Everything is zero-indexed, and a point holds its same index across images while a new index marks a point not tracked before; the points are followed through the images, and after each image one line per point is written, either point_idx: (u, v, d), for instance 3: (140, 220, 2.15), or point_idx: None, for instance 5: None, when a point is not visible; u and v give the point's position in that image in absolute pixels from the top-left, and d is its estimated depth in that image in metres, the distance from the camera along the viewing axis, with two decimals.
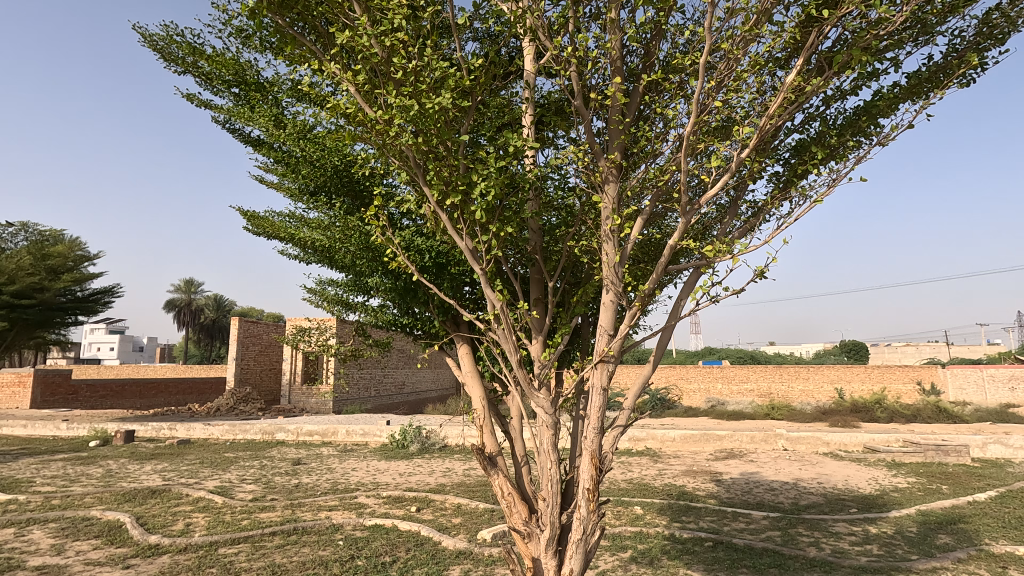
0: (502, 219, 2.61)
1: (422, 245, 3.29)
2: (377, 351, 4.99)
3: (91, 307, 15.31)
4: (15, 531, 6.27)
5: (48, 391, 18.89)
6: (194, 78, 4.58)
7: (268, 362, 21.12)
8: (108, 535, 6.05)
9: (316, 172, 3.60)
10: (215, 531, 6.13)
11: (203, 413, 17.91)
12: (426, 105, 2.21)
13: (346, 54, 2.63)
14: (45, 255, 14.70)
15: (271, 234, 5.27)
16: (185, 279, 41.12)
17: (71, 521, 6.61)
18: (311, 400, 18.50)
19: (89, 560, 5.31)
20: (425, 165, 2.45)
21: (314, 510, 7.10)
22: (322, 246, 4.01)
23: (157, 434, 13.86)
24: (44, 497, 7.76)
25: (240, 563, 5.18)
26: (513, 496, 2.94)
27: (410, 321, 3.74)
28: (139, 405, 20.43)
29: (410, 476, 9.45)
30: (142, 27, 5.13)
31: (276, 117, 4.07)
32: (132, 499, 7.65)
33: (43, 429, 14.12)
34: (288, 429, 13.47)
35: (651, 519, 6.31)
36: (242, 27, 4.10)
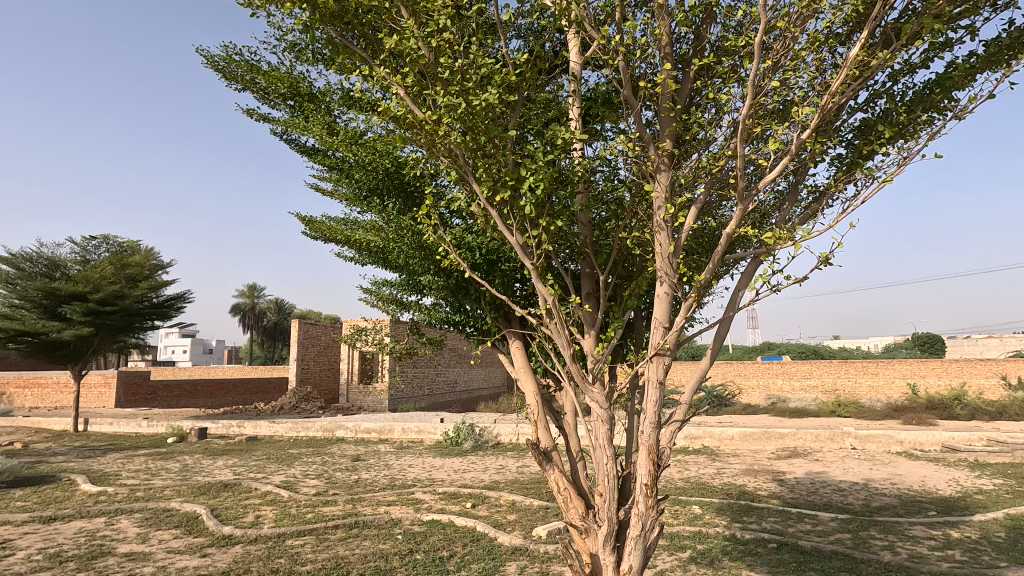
0: (551, 214, 2.60)
1: (472, 243, 3.29)
2: (431, 349, 5.08)
3: (166, 312, 16.38)
4: (106, 520, 6.79)
5: (130, 391, 20.34)
6: (253, 95, 4.78)
7: (327, 362, 21.95)
8: (187, 525, 6.45)
9: (370, 176, 3.72)
10: (283, 524, 6.43)
11: (268, 412, 18.78)
12: (474, 103, 2.21)
13: (394, 58, 2.67)
14: (124, 265, 15.75)
15: (328, 239, 5.41)
16: (247, 283, 43.33)
17: (154, 511, 7.09)
18: (368, 399, 19.06)
19: (170, 548, 5.68)
20: (475, 163, 2.47)
21: (374, 505, 7.33)
22: (378, 251, 4.11)
23: (227, 432, 14.65)
24: (130, 489, 8.36)
25: (306, 555, 5.41)
26: (569, 491, 2.93)
27: (462, 318, 3.80)
28: (210, 404, 21.66)
29: (464, 473, 9.59)
30: (206, 50, 5.44)
31: (329, 126, 4.19)
32: (206, 492, 8.12)
33: (127, 426, 15.19)
34: (346, 426, 13.93)
35: (710, 519, 6.15)
36: (294, 42, 4.25)
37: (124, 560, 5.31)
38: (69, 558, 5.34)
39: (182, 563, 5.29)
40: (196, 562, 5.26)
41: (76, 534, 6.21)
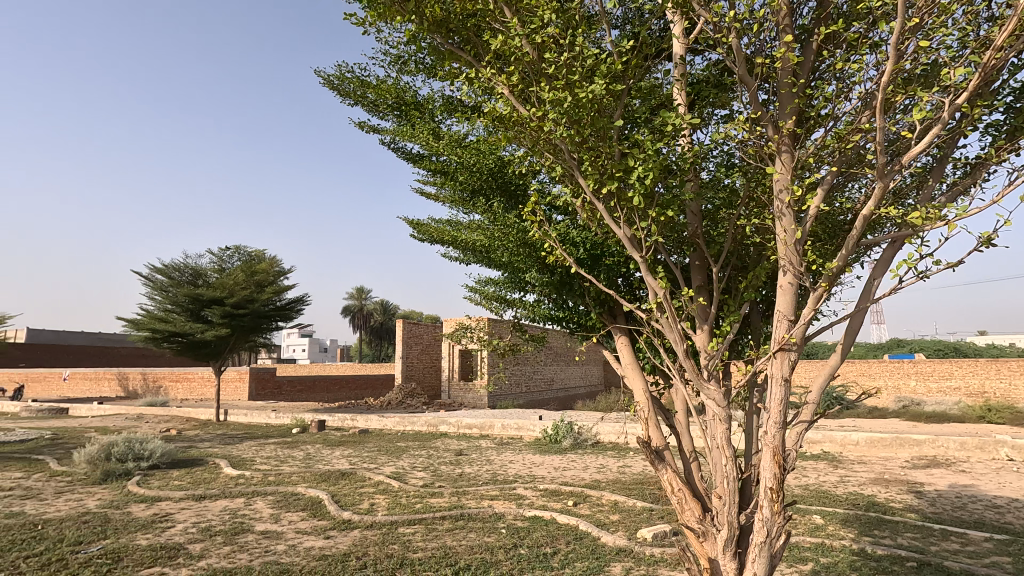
0: (661, 204, 2.51)
1: (577, 238, 3.28)
2: (534, 346, 5.12)
3: (288, 313, 17.95)
4: (245, 500, 7.59)
5: (260, 385, 22.55)
6: (364, 108, 5.10)
7: (429, 360, 22.95)
8: (312, 509, 7.03)
9: (474, 176, 3.83)
10: (395, 512, 6.81)
11: (378, 406, 19.97)
12: (581, 97, 2.19)
13: (498, 58, 2.71)
14: (254, 271, 17.34)
15: (434, 240, 5.65)
16: (356, 287, 46.48)
17: (284, 495, 7.81)
18: (468, 396, 19.62)
19: (298, 529, 6.22)
20: (580, 158, 2.45)
21: (478, 498, 7.54)
22: (483, 250, 4.21)
23: (342, 424, 15.79)
24: (263, 473, 9.28)
25: (417, 542, 5.68)
26: (684, 492, 2.81)
27: (566, 314, 3.78)
28: (327, 398, 23.48)
29: (565, 470, 9.58)
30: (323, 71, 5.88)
31: (433, 131, 4.37)
32: (327, 479, 8.80)
33: (259, 417, 16.86)
34: (449, 421, 14.46)
35: (835, 530, 5.65)
36: (399, 54, 4.48)
37: (261, 537, 5.90)
38: (217, 532, 6.03)
39: (310, 542, 5.78)
40: (320, 543, 5.71)
41: (222, 512, 7.00)
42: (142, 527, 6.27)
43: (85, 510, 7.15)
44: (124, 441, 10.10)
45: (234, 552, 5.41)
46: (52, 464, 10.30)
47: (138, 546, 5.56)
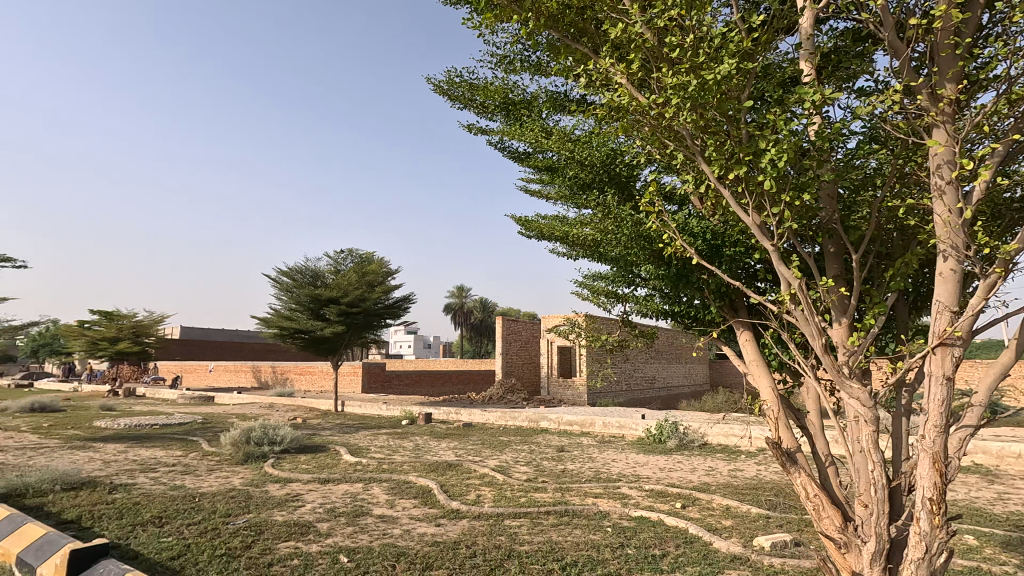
0: (795, 187, 2.34)
1: (695, 228, 3.15)
2: (644, 342, 5.00)
3: (395, 311, 18.98)
4: (363, 485, 8.16)
5: (371, 378, 23.99)
6: (473, 111, 5.27)
7: (528, 356, 23.22)
8: (423, 497, 7.40)
9: (587, 171, 3.82)
10: (500, 504, 6.98)
11: (480, 401, 20.52)
12: (708, 78, 2.09)
13: (614, 47, 2.68)
14: (365, 272, 18.54)
15: (540, 237, 5.68)
16: (457, 285, 48.22)
17: (397, 482, 8.29)
18: (568, 393, 19.57)
19: (412, 515, 6.56)
20: (704, 143, 2.35)
21: (582, 495, 7.51)
22: (593, 246, 4.19)
23: (447, 418, 16.44)
24: (378, 462, 9.92)
25: (523, 535, 5.77)
26: (821, 498, 2.61)
27: (681, 308, 3.65)
28: (432, 392, 24.68)
29: (670, 471, 9.27)
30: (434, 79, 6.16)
31: (542, 128, 4.43)
32: (435, 470, 9.21)
33: (372, 408, 18.02)
34: (549, 418, 14.53)
35: (993, 554, 4.94)
36: (506, 55, 4.58)
37: (379, 521, 6.31)
38: (341, 513, 6.52)
39: (422, 528, 6.09)
40: (432, 530, 5.97)
41: (344, 495, 7.56)
42: (278, 505, 6.94)
43: (230, 486, 8.05)
44: (259, 427, 11.24)
45: (355, 533, 5.81)
46: (203, 445, 11.71)
47: (275, 521, 6.16)
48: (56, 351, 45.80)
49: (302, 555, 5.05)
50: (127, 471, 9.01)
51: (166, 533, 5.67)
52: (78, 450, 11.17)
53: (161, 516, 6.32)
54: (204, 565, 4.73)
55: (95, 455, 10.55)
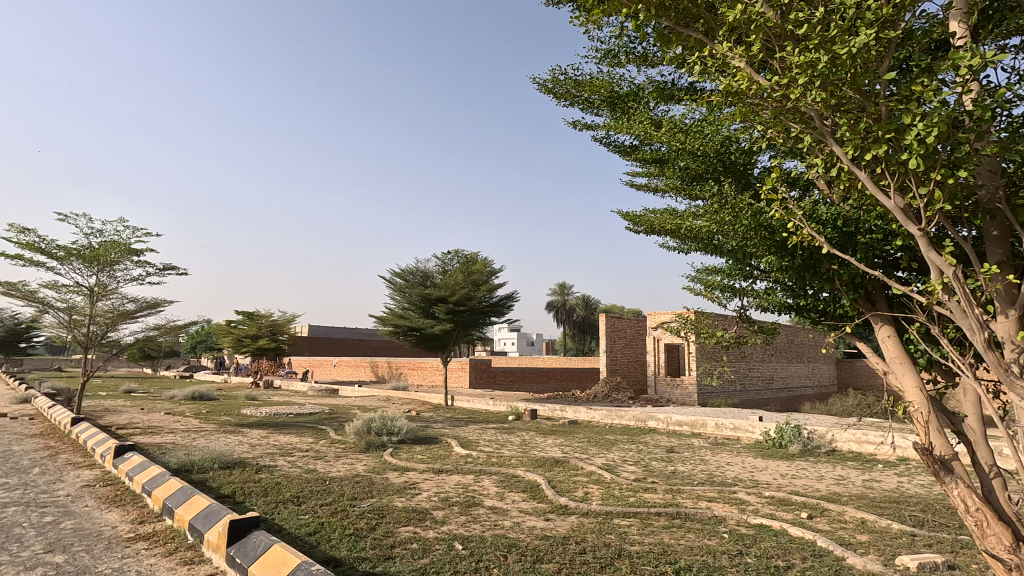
0: (947, 165, 2.10)
1: (824, 215, 2.94)
2: (764, 338, 4.72)
3: (500, 309, 19.44)
4: (474, 477, 8.48)
5: (478, 374, 24.74)
6: (578, 108, 5.28)
7: (633, 354, 22.74)
8: (531, 491, 7.53)
9: (700, 161, 3.77)
10: (609, 503, 6.91)
11: (584, 398, 20.38)
12: (841, 53, 1.95)
13: (731, 30, 2.57)
14: (471, 272, 19.18)
15: (650, 231, 5.52)
16: (559, 283, 48.36)
17: (506, 476, 8.50)
18: (676, 392, 18.86)
19: (521, 508, 6.71)
20: (836, 123, 2.19)
21: (694, 498, 7.23)
22: (707, 237, 4.10)
23: (553, 414, 16.57)
24: (487, 455, 10.25)
25: (633, 536, 5.68)
26: (984, 514, 2.32)
27: (808, 302, 3.41)
28: (536, 389, 25.11)
29: (793, 478, 8.62)
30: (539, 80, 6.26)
31: (651, 119, 4.35)
32: (543, 465, 9.33)
33: (480, 404, 18.61)
34: (658, 417, 14.11)
35: None
36: (611, 49, 4.57)
37: (489, 512, 6.53)
38: (454, 503, 6.84)
39: (531, 521, 6.20)
40: (541, 524, 6.06)
41: (456, 485, 7.92)
42: (397, 491, 7.43)
43: (355, 472, 8.75)
44: (379, 419, 12.08)
45: (468, 522, 6.06)
46: (331, 433, 12.82)
47: (395, 506, 6.60)
48: (211, 346, 52.47)
49: (420, 539, 5.37)
50: (270, 454, 10.12)
51: (303, 511, 6.31)
52: (230, 433, 12.74)
53: (298, 495, 7.03)
54: (336, 543, 5.19)
55: (243, 439, 11.97)
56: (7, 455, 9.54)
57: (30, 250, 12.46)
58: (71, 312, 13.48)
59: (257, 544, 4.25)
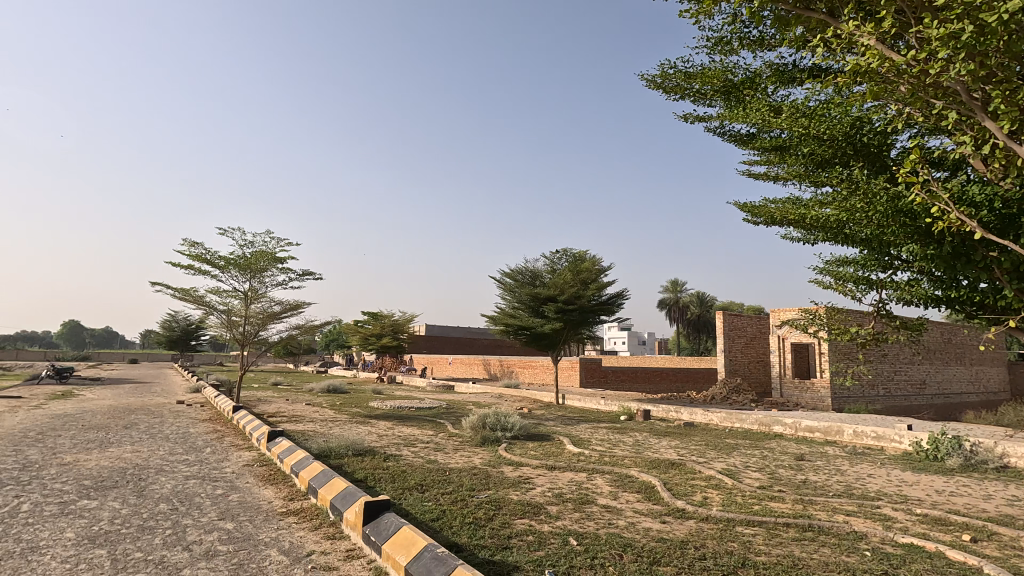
0: None
1: (976, 196, 2.74)
2: (909, 335, 4.30)
3: (610, 308, 19.22)
4: (587, 475, 8.52)
5: (589, 374, 24.60)
6: (691, 99, 5.07)
7: (755, 354, 21.42)
8: (646, 492, 7.42)
9: (825, 146, 3.71)
10: (730, 509, 6.62)
11: (701, 400, 19.46)
12: (992, 20, 1.78)
13: (860, 8, 2.48)
14: (579, 271, 19.14)
15: (770, 222, 5.17)
16: (671, 280, 46.68)
17: (620, 476, 8.44)
18: (806, 396, 17.40)
19: (636, 509, 6.64)
20: (988, 97, 2.04)
21: (829, 511, 6.68)
22: (839, 225, 3.84)
23: (667, 416, 16.07)
24: (600, 454, 10.25)
25: (759, 546, 5.39)
26: None
27: (959, 292, 3.17)
28: (649, 389, 24.55)
29: (951, 496, 7.62)
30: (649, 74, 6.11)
31: (770, 106, 4.14)
32: (658, 467, 9.13)
33: (591, 403, 18.55)
34: (784, 422, 13.13)
35: None
36: (723, 36, 4.40)
37: (604, 510, 6.54)
38: (568, 499, 6.95)
39: (647, 522, 6.12)
40: (658, 526, 5.97)
41: (569, 482, 8.03)
42: (512, 485, 7.69)
43: (472, 465, 9.18)
44: (493, 414, 12.55)
45: (582, 519, 6.13)
46: (449, 427, 13.53)
47: (511, 499, 6.85)
48: (342, 344, 57.46)
49: (535, 532, 5.54)
50: (395, 444, 10.93)
51: (426, 498, 6.77)
52: (361, 424, 13.93)
53: (422, 483, 7.56)
54: (457, 530, 5.53)
55: (372, 430, 13.03)
56: (187, 436, 11.26)
57: (199, 261, 14.56)
58: (230, 314, 15.54)
59: (388, 525, 4.67)
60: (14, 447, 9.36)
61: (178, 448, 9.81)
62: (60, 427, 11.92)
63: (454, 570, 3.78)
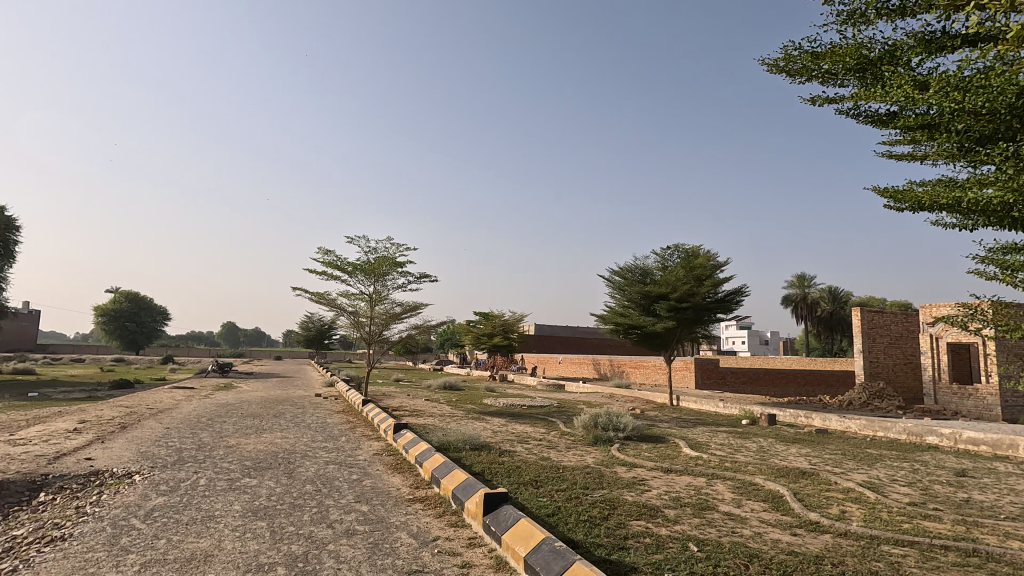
0: None
1: None
2: None
3: (727, 305, 18.22)
4: (706, 480, 8.19)
5: (705, 375, 23.43)
6: (818, 81, 4.70)
7: (901, 355, 19.19)
8: (773, 502, 6.97)
9: (984, 122, 3.39)
10: (873, 526, 6.03)
11: (836, 405, 17.76)
12: None
13: None
14: (692, 267, 18.32)
15: (915, 209, 4.65)
16: (797, 274, 43.10)
17: (743, 483, 8.01)
18: (967, 403, 15.24)
19: (762, 519, 6.27)
20: None
21: (999, 536, 5.84)
22: (1004, 207, 3.46)
23: (796, 421, 14.88)
24: (720, 459, 9.78)
25: (910, 568, 4.86)
26: None
27: None
28: (774, 392, 22.92)
29: None
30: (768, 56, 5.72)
31: (915, 80, 3.78)
32: (786, 476, 8.51)
33: (708, 405, 17.71)
34: (940, 433, 11.61)
35: None
36: (855, 9, 4.06)
37: (726, 518, 6.26)
38: (686, 504, 6.74)
39: (775, 534, 5.77)
40: (788, 538, 5.59)
41: (687, 487, 7.77)
42: (627, 486, 7.61)
43: (586, 464, 9.20)
44: (605, 414, 12.46)
45: (703, 525, 5.92)
46: (561, 426, 13.65)
47: (626, 500, 6.79)
48: (456, 343, 59.97)
49: (653, 535, 5.45)
50: (510, 441, 11.27)
51: (541, 494, 6.93)
52: (477, 420, 14.51)
53: (536, 480, 7.74)
54: (572, 527, 5.61)
55: (487, 426, 13.51)
56: (325, 426, 12.49)
57: (331, 267, 16.05)
58: (358, 314, 16.96)
59: (507, 517, 4.88)
60: (192, 430, 11.01)
61: (318, 436, 10.91)
62: (224, 415, 13.77)
63: (573, 563, 3.87)
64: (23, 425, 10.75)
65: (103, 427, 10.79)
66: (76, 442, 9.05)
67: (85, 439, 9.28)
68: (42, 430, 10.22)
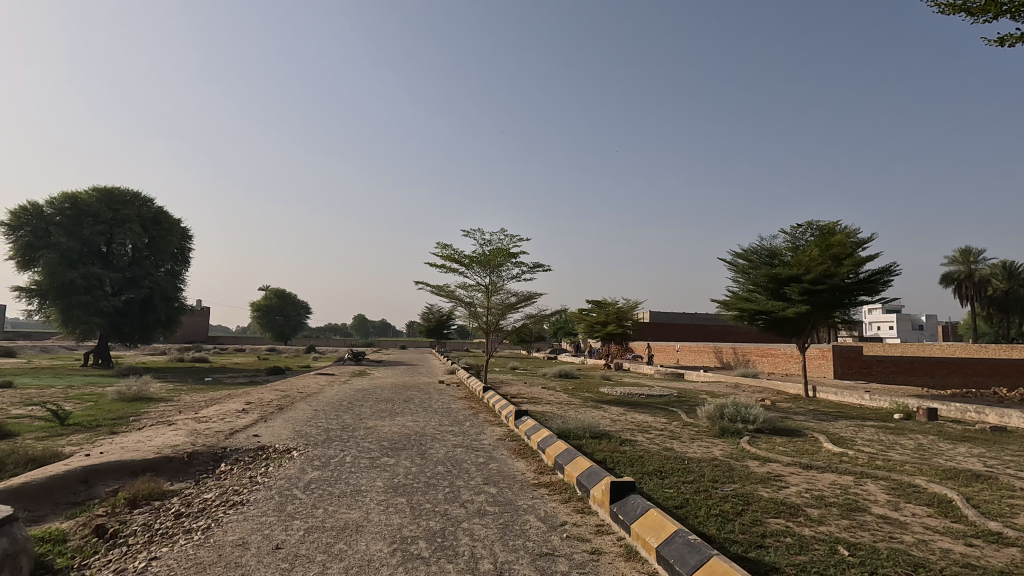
0: None
1: None
2: None
3: (873, 287, 16.25)
4: (855, 479, 7.43)
5: (846, 364, 21.27)
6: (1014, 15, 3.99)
7: None
8: (940, 507, 6.14)
9: None
10: None
11: (1016, 400, 15.19)
12: None
13: None
14: (829, 246, 16.43)
15: None
16: (960, 249, 37.51)
17: (900, 484, 7.15)
18: None
19: (927, 524, 5.55)
20: None
21: None
22: None
23: (963, 417, 13.01)
24: (869, 456, 8.86)
25: None
26: None
27: None
28: (932, 383, 20.24)
29: None
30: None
31: None
32: (954, 478, 7.45)
33: (852, 398, 16.05)
34: None
35: None
36: None
37: (882, 521, 5.64)
38: (832, 504, 6.16)
39: (945, 542, 5.08)
40: (962, 548, 4.89)
41: (831, 485, 7.10)
42: (762, 481, 7.13)
43: (713, 456, 8.77)
44: (732, 405, 11.78)
45: (853, 527, 5.38)
46: (683, 416, 13.15)
47: (761, 496, 6.38)
48: (569, 332, 60.01)
49: (795, 535, 5.05)
50: (630, 430, 11.08)
51: (667, 485, 6.74)
52: (595, 408, 14.46)
53: (661, 470, 7.54)
54: (703, 521, 5.38)
55: (605, 414, 13.38)
56: (449, 411, 13.15)
57: (449, 261, 16.75)
58: (475, 306, 17.55)
59: (635, 507, 4.78)
60: (335, 412, 12.17)
61: (445, 421, 11.54)
62: (362, 399, 15.05)
63: (709, 558, 3.68)
64: (204, 406, 12.57)
65: (265, 408, 12.29)
66: (245, 421, 10.41)
67: (252, 419, 10.65)
68: (219, 409, 11.89)
